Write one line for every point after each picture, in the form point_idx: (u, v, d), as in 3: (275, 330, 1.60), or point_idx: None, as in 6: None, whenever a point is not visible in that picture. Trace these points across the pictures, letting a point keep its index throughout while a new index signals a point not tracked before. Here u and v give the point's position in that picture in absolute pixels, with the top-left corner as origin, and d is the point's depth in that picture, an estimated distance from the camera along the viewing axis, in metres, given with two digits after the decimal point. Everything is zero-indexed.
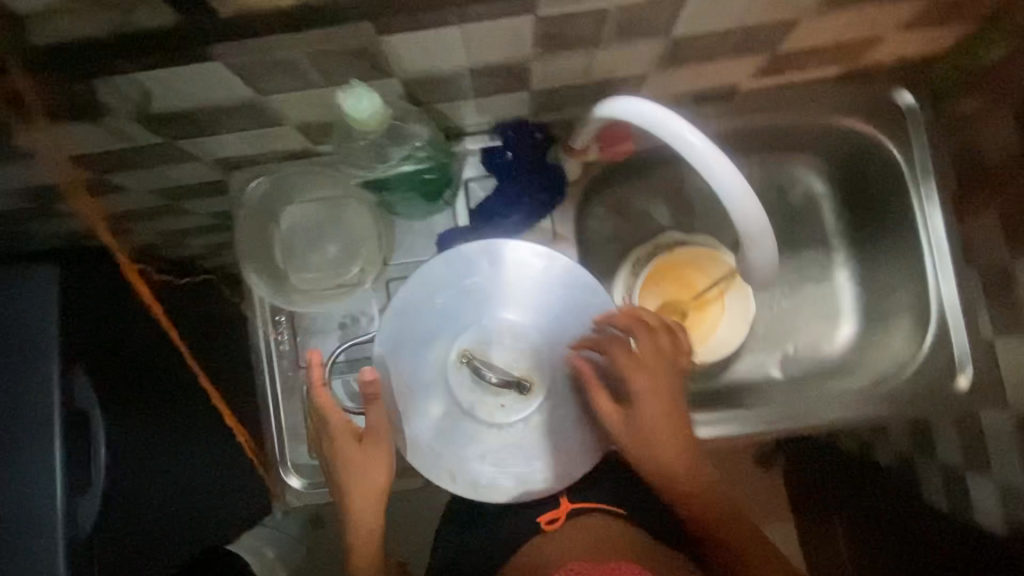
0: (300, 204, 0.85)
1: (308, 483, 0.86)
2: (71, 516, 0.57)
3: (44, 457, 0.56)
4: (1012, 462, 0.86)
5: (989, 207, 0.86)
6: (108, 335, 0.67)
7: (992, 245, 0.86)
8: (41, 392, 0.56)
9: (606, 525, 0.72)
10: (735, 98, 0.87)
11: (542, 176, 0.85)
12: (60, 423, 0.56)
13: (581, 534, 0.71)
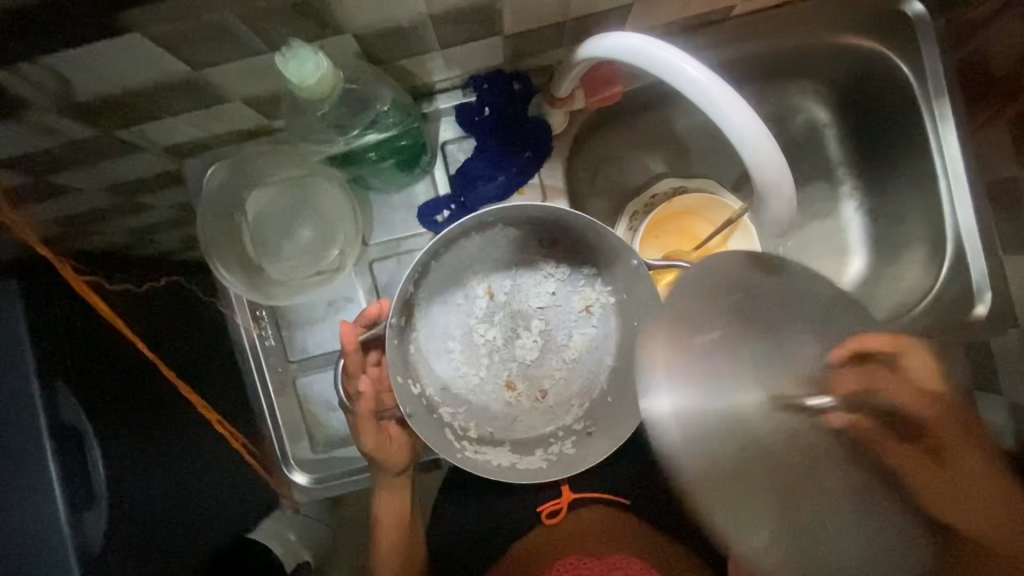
0: (266, 187, 0.79)
1: (314, 479, 0.84)
2: (81, 536, 0.50)
3: (39, 479, 0.49)
4: None
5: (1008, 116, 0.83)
6: (86, 342, 0.58)
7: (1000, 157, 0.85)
8: (21, 411, 0.49)
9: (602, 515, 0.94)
10: (728, 24, 0.79)
11: (525, 132, 0.78)
12: (51, 441, 0.49)
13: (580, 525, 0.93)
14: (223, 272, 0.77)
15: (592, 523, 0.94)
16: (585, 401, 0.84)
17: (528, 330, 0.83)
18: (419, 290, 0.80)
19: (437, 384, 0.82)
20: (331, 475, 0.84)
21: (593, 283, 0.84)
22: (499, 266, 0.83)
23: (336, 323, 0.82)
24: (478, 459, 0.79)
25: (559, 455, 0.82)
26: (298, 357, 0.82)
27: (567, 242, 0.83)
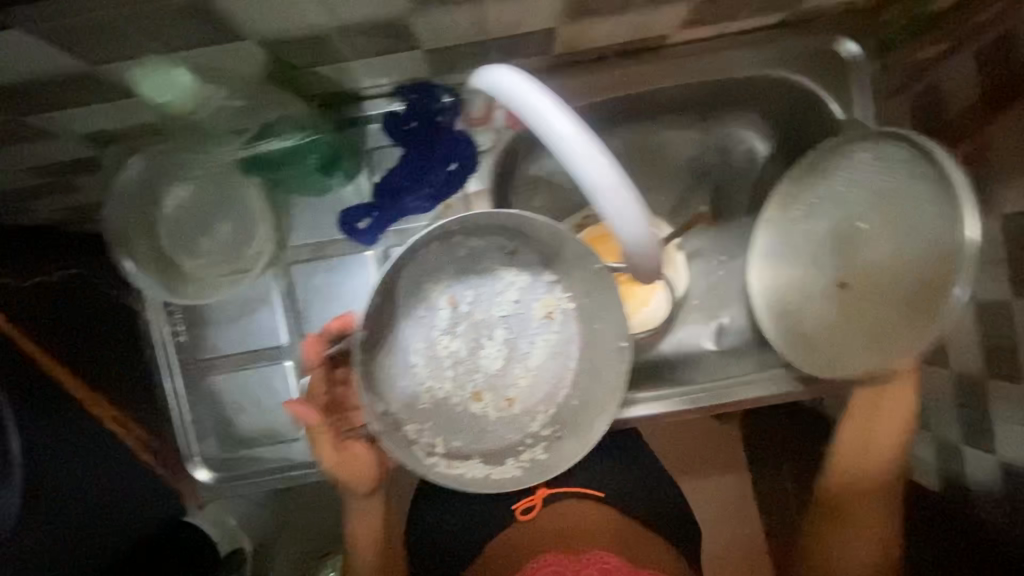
0: (181, 182, 0.77)
1: (217, 477, 0.83)
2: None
3: None
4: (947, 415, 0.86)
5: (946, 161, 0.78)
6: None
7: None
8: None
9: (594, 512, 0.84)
10: (663, 52, 0.79)
11: (449, 146, 0.77)
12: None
13: (558, 522, 0.83)
14: (130, 268, 0.76)
15: (575, 521, 0.83)
16: (552, 407, 0.77)
17: (490, 340, 0.75)
18: (380, 307, 0.70)
19: (402, 402, 0.72)
20: (236, 476, 0.84)
21: (556, 287, 0.75)
22: (461, 273, 0.73)
23: (248, 325, 0.82)
24: (452, 475, 0.73)
25: (531, 462, 0.76)
26: (207, 355, 0.82)
27: (533, 250, 0.72)
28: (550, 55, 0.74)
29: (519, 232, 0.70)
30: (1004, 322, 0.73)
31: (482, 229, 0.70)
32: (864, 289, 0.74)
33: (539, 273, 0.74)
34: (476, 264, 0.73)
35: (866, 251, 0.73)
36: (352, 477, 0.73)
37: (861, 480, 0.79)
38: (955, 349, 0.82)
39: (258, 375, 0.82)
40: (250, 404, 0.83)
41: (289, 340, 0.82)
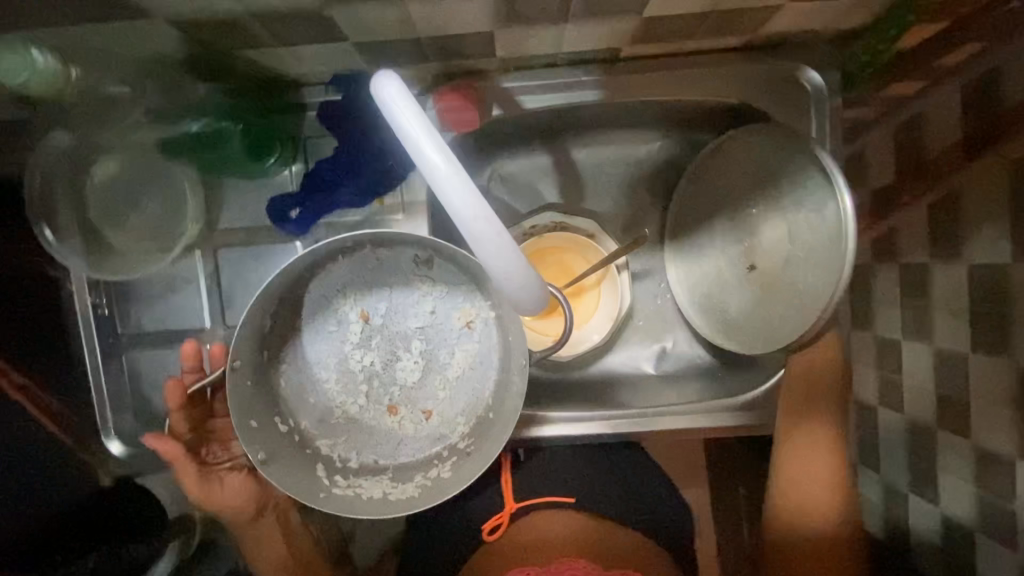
0: (111, 157, 0.73)
1: (129, 452, 0.83)
2: None
3: None
4: (897, 458, 0.85)
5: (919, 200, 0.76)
6: None
7: (917, 242, 0.78)
8: None
9: (572, 521, 0.82)
10: (619, 65, 0.76)
11: (384, 141, 0.75)
12: None
13: (542, 532, 0.81)
14: (48, 237, 0.74)
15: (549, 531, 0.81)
16: (470, 419, 0.73)
17: (408, 353, 0.74)
18: (284, 322, 0.72)
19: (315, 417, 0.74)
20: (150, 452, 0.84)
21: (473, 297, 0.72)
22: (371, 287, 0.73)
23: (173, 304, 0.81)
24: (349, 495, 0.69)
25: (434, 480, 0.70)
26: (129, 329, 0.82)
27: (446, 263, 0.70)
28: (495, 58, 0.71)
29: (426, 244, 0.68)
30: (960, 370, 0.73)
31: (385, 244, 0.69)
32: (772, 274, 0.76)
33: (456, 284, 0.72)
34: (388, 277, 0.73)
35: (766, 235, 0.77)
36: (225, 508, 0.75)
37: (801, 539, 0.78)
38: (915, 398, 0.80)
39: (177, 354, 0.82)
40: (167, 383, 0.82)
41: (212, 323, 0.81)
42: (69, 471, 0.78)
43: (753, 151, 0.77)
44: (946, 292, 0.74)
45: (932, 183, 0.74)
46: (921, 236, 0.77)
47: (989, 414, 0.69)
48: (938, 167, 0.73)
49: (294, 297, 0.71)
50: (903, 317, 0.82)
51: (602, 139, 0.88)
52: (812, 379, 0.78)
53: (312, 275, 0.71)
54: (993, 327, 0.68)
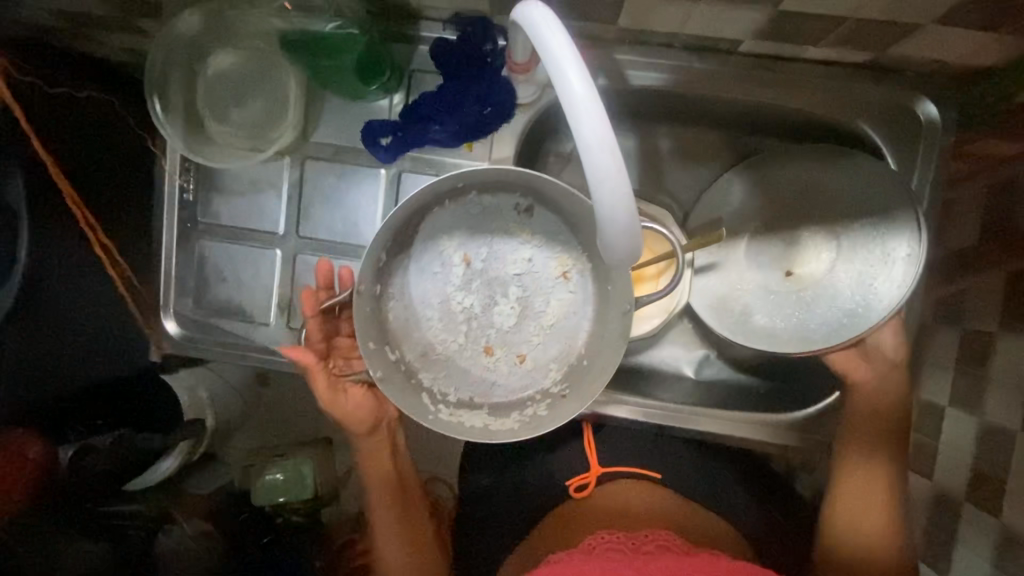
0: (232, 48, 0.78)
1: (184, 335, 0.86)
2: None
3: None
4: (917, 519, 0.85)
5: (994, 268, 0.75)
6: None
7: (985, 311, 0.76)
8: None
9: (643, 491, 0.82)
10: (733, 58, 0.76)
11: (488, 87, 0.76)
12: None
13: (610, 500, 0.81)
14: (157, 111, 0.78)
15: (634, 500, 0.81)
16: (564, 364, 0.76)
17: (505, 298, 0.75)
18: (394, 254, 0.73)
19: (417, 351, 0.75)
20: (199, 339, 0.86)
21: (571, 248, 0.75)
22: (476, 232, 0.75)
23: (251, 204, 0.84)
24: (454, 422, 0.72)
25: (531, 417, 0.73)
26: (207, 219, 0.84)
27: (549, 212, 0.73)
28: (616, 27, 0.72)
29: (530, 189, 0.71)
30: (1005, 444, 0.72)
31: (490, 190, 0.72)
32: (812, 282, 0.82)
33: (553, 233, 0.75)
34: (491, 224, 0.74)
35: (809, 250, 0.83)
36: (348, 418, 0.78)
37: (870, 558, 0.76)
38: (950, 463, 0.80)
39: (247, 252, 0.85)
40: (232, 278, 0.85)
41: (286, 232, 0.84)
42: (118, 336, 0.84)
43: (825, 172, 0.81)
44: (1009, 366, 0.72)
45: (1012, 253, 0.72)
46: (990, 306, 0.75)
47: (1023, 495, 0.67)
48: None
49: (405, 237, 0.73)
50: (956, 381, 0.80)
51: (694, 132, 0.88)
52: (880, 412, 0.79)
53: (419, 218, 0.73)
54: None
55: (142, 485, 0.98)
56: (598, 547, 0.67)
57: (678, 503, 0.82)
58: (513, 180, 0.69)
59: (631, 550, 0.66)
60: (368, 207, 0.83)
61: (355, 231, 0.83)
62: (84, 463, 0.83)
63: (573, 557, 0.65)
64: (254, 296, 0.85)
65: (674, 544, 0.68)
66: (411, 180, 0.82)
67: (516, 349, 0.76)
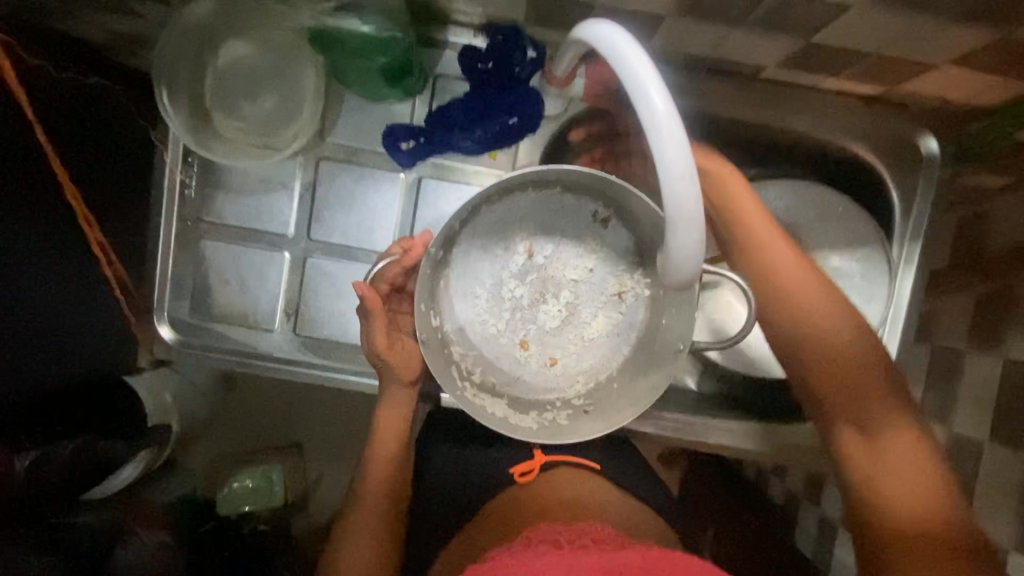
0: (248, 41, 0.74)
1: (178, 341, 0.81)
2: None
3: None
4: None
5: (966, 291, 0.78)
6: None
7: (957, 328, 0.79)
8: None
9: (579, 480, 0.75)
10: (753, 82, 0.78)
11: (516, 99, 0.76)
12: None
13: (551, 491, 0.73)
14: (164, 103, 0.72)
15: (572, 491, 0.73)
16: (590, 381, 0.77)
17: (555, 299, 0.76)
18: (466, 226, 0.73)
19: (455, 324, 0.76)
20: (193, 346, 0.81)
21: (634, 271, 0.76)
22: (547, 227, 0.75)
23: (259, 203, 0.80)
24: (475, 405, 0.71)
25: (550, 422, 0.73)
26: (210, 218, 0.80)
27: (622, 229, 0.74)
28: (649, 45, 0.73)
29: (615, 201, 0.72)
30: (969, 455, 0.73)
31: (574, 189, 0.72)
32: None
33: (621, 252, 0.76)
34: (564, 224, 0.75)
35: None
36: (398, 363, 0.71)
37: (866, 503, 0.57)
38: None
39: (254, 255, 0.81)
40: (235, 280, 0.81)
41: (295, 233, 0.81)
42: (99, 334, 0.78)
43: (829, 208, 0.81)
44: (977, 382, 0.74)
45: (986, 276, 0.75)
46: (962, 325, 0.78)
47: (987, 507, 0.69)
48: (995, 261, 0.74)
49: (480, 210, 0.73)
50: (924, 396, 0.82)
51: None
52: (830, 376, 0.59)
53: (500, 196, 0.72)
54: (1018, 425, 0.67)
55: (97, 496, 0.84)
56: (529, 546, 0.58)
57: (622, 498, 0.75)
58: (600, 188, 0.70)
59: (565, 547, 0.58)
60: (383, 210, 0.81)
61: (369, 234, 0.81)
62: (46, 473, 0.70)
63: (506, 554, 0.57)
64: (258, 302, 0.82)
65: (611, 538, 0.60)
66: (432, 186, 0.81)
67: (550, 355, 0.77)
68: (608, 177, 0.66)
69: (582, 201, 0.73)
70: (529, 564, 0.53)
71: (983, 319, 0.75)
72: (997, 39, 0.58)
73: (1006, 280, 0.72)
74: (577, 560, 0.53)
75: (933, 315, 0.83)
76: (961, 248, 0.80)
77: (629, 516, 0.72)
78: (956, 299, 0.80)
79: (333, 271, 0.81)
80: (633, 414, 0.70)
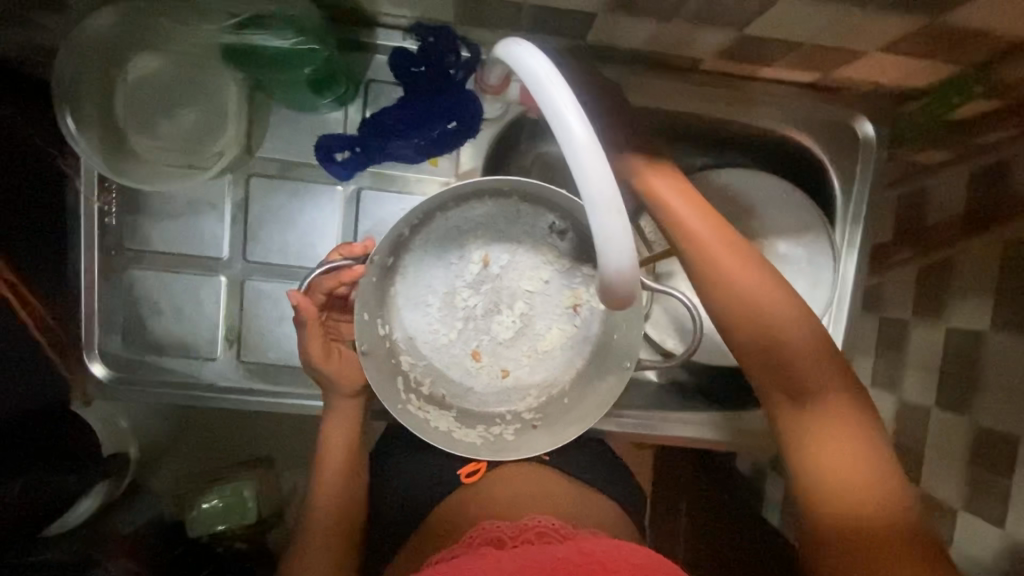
0: (159, 53, 0.69)
1: (112, 377, 0.77)
2: None
3: None
4: None
5: (908, 264, 0.79)
6: None
7: (902, 299, 0.80)
8: None
9: (529, 474, 0.71)
10: (692, 74, 0.78)
11: (452, 102, 0.72)
12: None
13: (499, 488, 0.69)
14: (69, 126, 0.66)
15: (524, 486, 0.70)
16: (543, 395, 0.76)
17: (509, 310, 0.75)
18: (417, 232, 0.71)
19: (405, 332, 0.73)
20: (129, 381, 0.77)
21: (590, 284, 0.75)
22: (502, 236, 0.74)
23: (186, 227, 0.76)
24: (419, 418, 0.70)
25: (496, 437, 0.73)
26: (134, 245, 0.76)
27: (578, 240, 0.73)
28: (585, 40, 0.71)
29: (571, 213, 0.70)
30: (921, 421, 0.75)
31: (532, 201, 0.71)
32: None
33: (577, 264, 0.74)
34: (521, 234, 0.73)
35: None
36: (339, 374, 0.69)
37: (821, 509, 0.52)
38: None
39: (185, 282, 0.77)
40: (169, 310, 0.77)
41: (230, 255, 0.77)
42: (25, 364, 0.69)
43: (770, 194, 0.83)
44: (923, 350, 0.76)
45: (925, 250, 0.77)
46: (907, 296, 0.80)
47: (938, 468, 0.71)
48: (934, 235, 0.76)
49: (430, 217, 0.70)
50: (876, 365, 0.83)
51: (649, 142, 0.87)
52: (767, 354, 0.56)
53: (454, 204, 0.70)
54: (959, 388, 0.69)
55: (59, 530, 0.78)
56: (474, 547, 0.54)
57: (589, 490, 0.72)
58: (555, 201, 0.69)
59: (505, 547, 0.54)
60: (323, 226, 0.77)
61: (309, 252, 0.77)
62: None
63: (448, 558, 0.53)
64: (195, 329, 0.78)
65: (554, 531, 0.56)
66: (372, 197, 0.77)
67: (507, 365, 0.76)
68: (565, 195, 0.65)
69: (539, 210, 0.72)
70: (467, 562, 0.49)
71: (926, 289, 0.76)
72: (926, 25, 0.59)
73: (945, 252, 0.74)
74: (509, 555, 0.49)
75: (880, 288, 0.85)
76: (902, 224, 0.81)
77: (594, 510, 0.69)
78: (900, 272, 0.81)
79: (274, 293, 0.78)
80: (581, 431, 0.70)
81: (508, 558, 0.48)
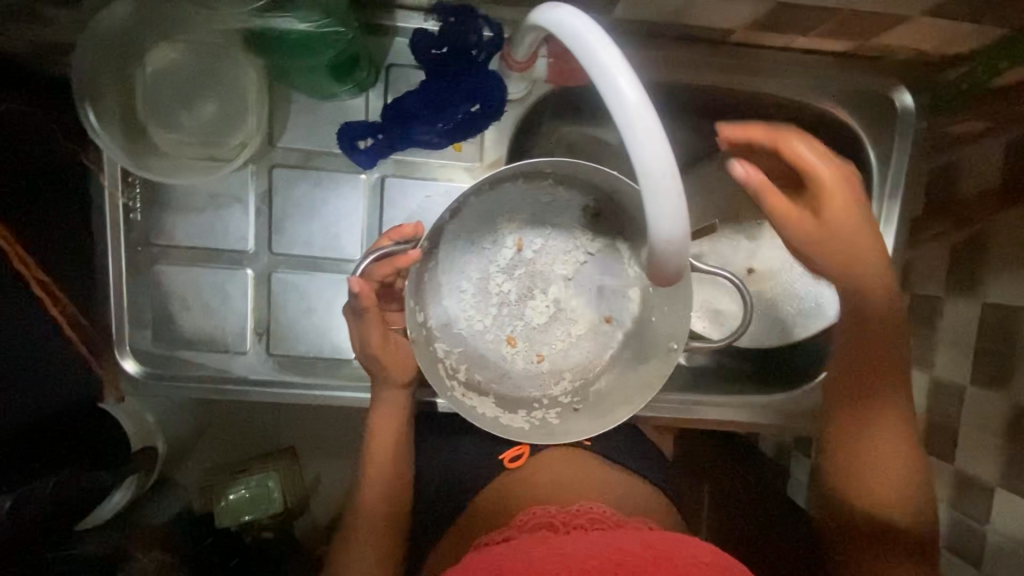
0: (178, 44, 0.68)
1: (145, 372, 0.77)
2: None
3: None
4: None
5: (942, 239, 0.77)
6: None
7: (936, 274, 0.78)
8: None
9: (571, 460, 0.72)
10: (720, 47, 0.75)
11: (475, 84, 0.70)
12: None
13: (543, 474, 0.70)
14: (91, 120, 0.65)
15: (567, 471, 0.70)
16: (579, 378, 0.75)
17: (543, 294, 0.74)
18: (452, 217, 0.69)
19: (440, 319, 0.72)
20: (159, 376, 0.77)
21: (622, 266, 0.74)
22: (535, 220, 0.72)
23: (210, 221, 0.76)
24: (465, 404, 0.68)
25: (541, 421, 0.70)
26: (160, 240, 0.76)
27: (610, 221, 0.72)
28: (610, 15, 0.69)
29: (605, 193, 0.69)
30: (957, 399, 0.73)
31: (567, 183, 0.69)
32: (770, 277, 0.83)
33: (610, 246, 0.73)
34: (553, 218, 0.72)
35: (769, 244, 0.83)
36: (392, 365, 0.68)
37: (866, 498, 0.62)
38: None
39: (211, 276, 0.77)
40: (198, 305, 0.77)
41: (256, 248, 0.76)
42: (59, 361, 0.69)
43: None
44: (957, 326, 0.74)
45: (959, 225, 0.74)
46: (940, 271, 0.77)
47: (974, 444, 0.69)
48: (971, 206, 0.73)
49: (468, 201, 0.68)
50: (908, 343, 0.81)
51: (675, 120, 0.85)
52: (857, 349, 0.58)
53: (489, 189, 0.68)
54: (997, 363, 0.68)
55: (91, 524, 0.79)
56: (527, 530, 0.54)
57: (623, 475, 0.72)
58: (591, 181, 0.67)
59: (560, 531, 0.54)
60: (347, 216, 0.76)
61: (333, 243, 0.77)
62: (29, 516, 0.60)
63: (503, 541, 0.53)
64: (223, 323, 0.78)
65: (606, 518, 0.56)
66: (395, 185, 0.76)
67: (541, 350, 0.75)
68: (605, 171, 0.63)
69: (575, 192, 0.70)
70: (524, 547, 0.48)
71: (960, 264, 0.74)
72: None
73: (981, 225, 0.71)
74: (572, 537, 0.48)
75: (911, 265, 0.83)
76: (937, 197, 0.79)
77: (630, 495, 0.69)
78: (933, 247, 0.79)
79: (300, 284, 0.77)
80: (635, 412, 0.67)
81: (571, 540, 0.48)
